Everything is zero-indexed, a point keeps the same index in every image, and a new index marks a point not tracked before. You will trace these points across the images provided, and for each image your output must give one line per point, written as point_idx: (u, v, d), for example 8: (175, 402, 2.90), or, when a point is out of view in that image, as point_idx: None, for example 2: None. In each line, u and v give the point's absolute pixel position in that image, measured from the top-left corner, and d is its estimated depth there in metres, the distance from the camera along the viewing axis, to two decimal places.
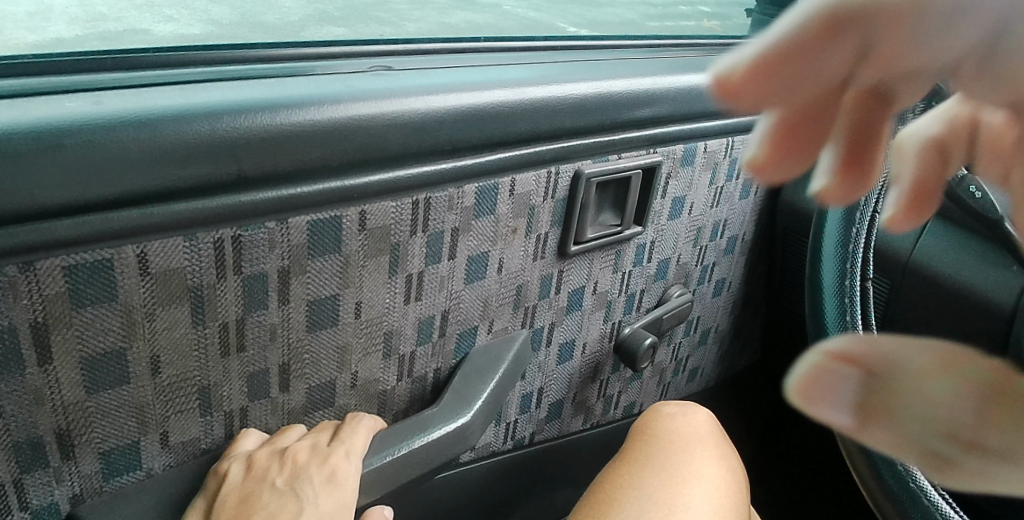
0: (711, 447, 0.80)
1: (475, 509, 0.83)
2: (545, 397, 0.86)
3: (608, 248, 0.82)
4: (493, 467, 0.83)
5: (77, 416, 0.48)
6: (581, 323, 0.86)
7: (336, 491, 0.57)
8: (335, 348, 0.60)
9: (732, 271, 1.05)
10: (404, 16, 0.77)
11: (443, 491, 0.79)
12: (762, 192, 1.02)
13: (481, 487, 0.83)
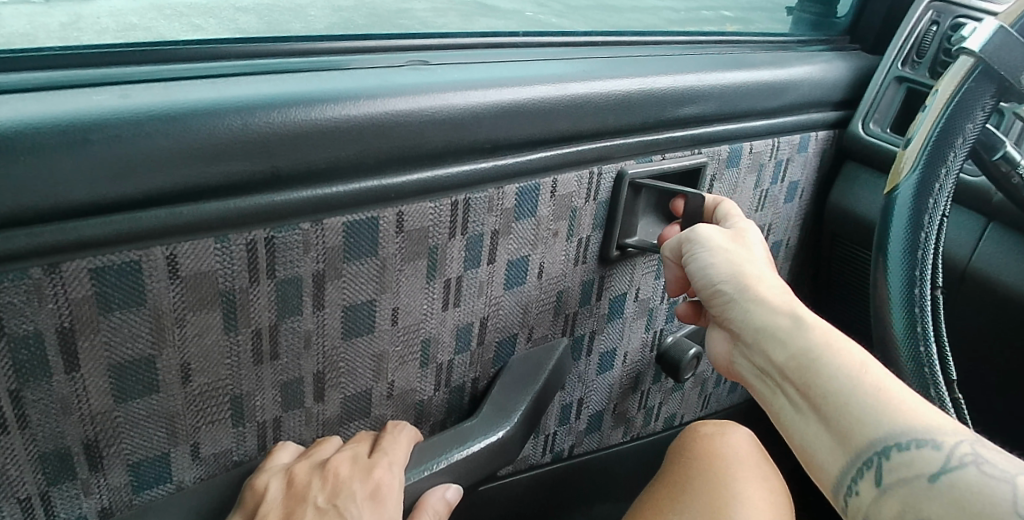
0: (766, 482, 0.75)
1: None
2: (584, 408, 0.83)
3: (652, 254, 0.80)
4: (532, 483, 0.80)
5: (104, 427, 0.46)
6: (623, 331, 0.82)
7: (381, 507, 0.54)
8: (372, 356, 0.57)
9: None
10: (428, 24, 0.68)
11: (480, 506, 0.76)
12: (808, 196, 0.98)
13: (518, 502, 0.80)
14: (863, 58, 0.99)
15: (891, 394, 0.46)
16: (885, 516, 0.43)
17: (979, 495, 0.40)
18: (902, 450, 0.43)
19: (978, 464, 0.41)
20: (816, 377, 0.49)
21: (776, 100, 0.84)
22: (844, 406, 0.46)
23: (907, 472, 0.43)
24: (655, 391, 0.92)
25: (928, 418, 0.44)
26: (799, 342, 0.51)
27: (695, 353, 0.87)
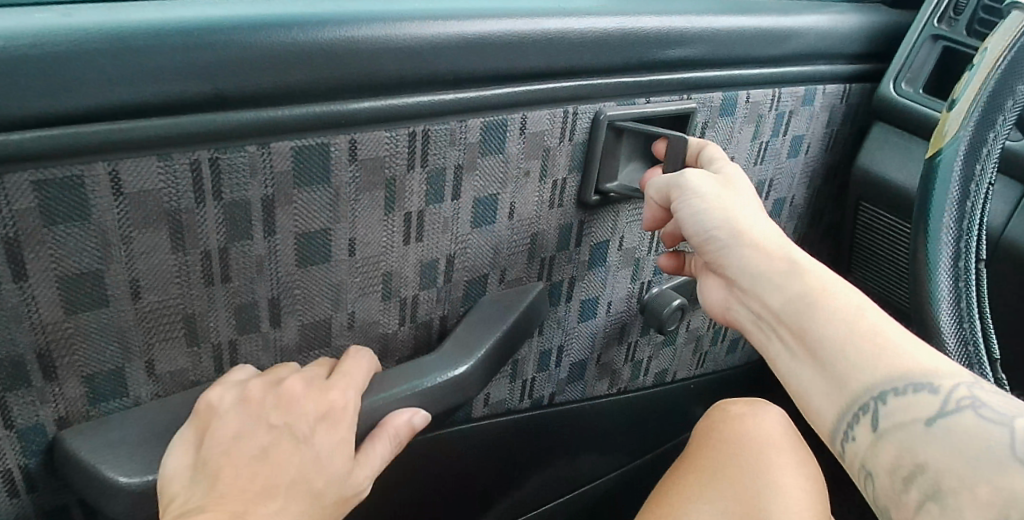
0: (795, 470, 0.73)
1: (487, 465, 0.82)
2: (565, 356, 0.82)
3: (637, 201, 0.79)
4: (509, 428, 0.81)
5: (57, 337, 0.48)
6: (606, 280, 0.82)
7: (335, 428, 0.54)
8: (329, 285, 0.58)
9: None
10: None
11: (455, 447, 0.77)
12: (814, 150, 0.96)
13: (494, 445, 0.81)
14: (879, 7, 0.94)
15: (885, 339, 0.48)
16: (880, 462, 0.45)
17: (975, 438, 0.41)
18: (900, 394, 0.45)
19: (978, 408, 0.43)
20: (816, 323, 0.51)
21: (776, 48, 0.81)
22: (845, 353, 0.48)
23: (906, 416, 0.44)
24: (642, 344, 0.92)
25: (925, 362, 0.46)
26: (801, 289, 0.54)
27: (679, 304, 0.86)
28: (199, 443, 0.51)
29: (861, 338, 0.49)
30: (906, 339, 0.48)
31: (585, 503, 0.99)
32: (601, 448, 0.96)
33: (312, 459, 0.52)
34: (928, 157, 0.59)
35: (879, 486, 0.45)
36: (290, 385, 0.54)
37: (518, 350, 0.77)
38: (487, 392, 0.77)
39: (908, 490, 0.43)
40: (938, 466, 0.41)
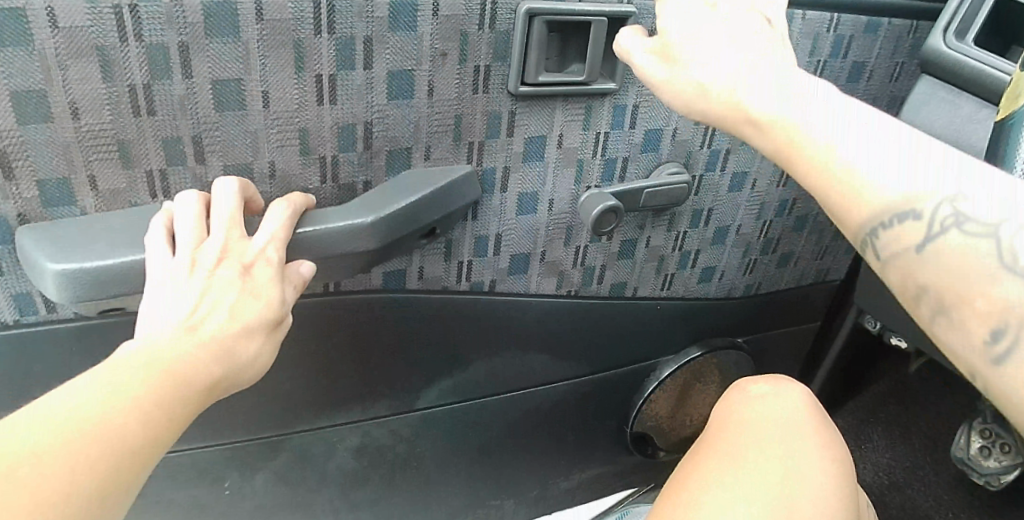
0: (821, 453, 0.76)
1: (429, 338, 0.91)
2: (504, 246, 0.89)
3: (576, 101, 0.84)
4: (447, 306, 0.89)
5: (11, 142, 0.61)
6: (546, 176, 0.87)
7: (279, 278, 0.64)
8: (247, 133, 0.68)
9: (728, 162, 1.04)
10: None
11: (391, 312, 0.86)
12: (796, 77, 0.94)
13: (434, 320, 0.90)
14: None
15: (866, 156, 0.51)
16: (895, 279, 0.50)
17: (967, 252, 0.46)
18: (897, 219, 0.49)
19: (961, 222, 0.46)
20: (800, 151, 0.53)
21: None
22: (839, 179, 0.51)
23: (905, 236, 0.49)
24: (594, 250, 0.97)
25: (911, 181, 0.49)
26: (782, 114, 0.55)
27: (612, 205, 0.89)
28: (164, 278, 0.59)
29: (845, 160, 0.51)
30: (892, 134, 0.51)
31: (536, 398, 1.06)
32: (552, 348, 1.03)
33: (260, 305, 0.61)
34: (1000, 119, 0.59)
35: (894, 294, 0.50)
36: (208, 241, 0.62)
37: (451, 230, 0.85)
38: (421, 266, 0.85)
39: (919, 305, 0.48)
40: (941, 280, 0.47)
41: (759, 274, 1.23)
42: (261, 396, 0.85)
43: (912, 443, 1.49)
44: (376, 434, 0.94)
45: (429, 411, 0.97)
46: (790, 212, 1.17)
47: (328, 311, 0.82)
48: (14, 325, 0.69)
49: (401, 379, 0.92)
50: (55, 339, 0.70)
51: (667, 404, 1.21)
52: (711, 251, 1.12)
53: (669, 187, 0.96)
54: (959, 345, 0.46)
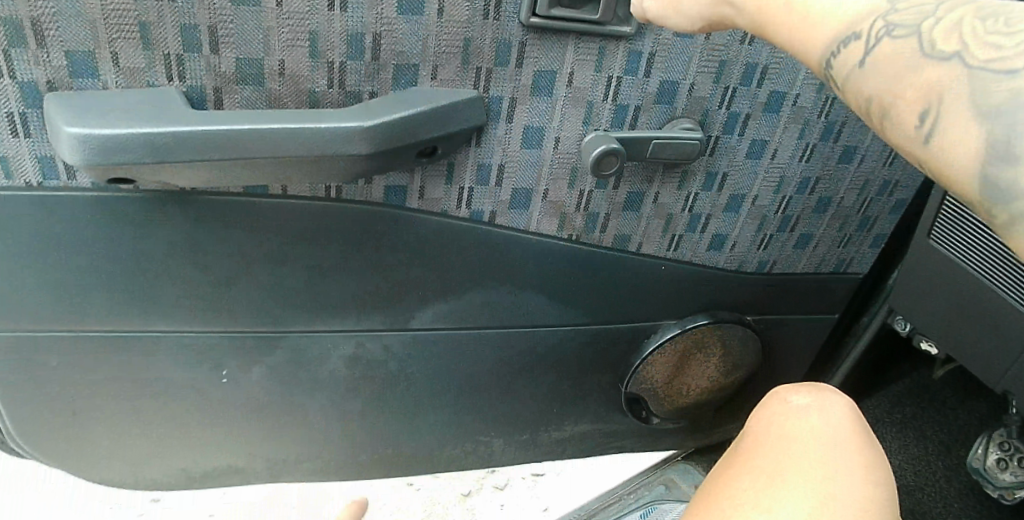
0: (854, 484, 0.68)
1: (425, 259, 0.94)
2: (506, 177, 0.92)
3: (590, 40, 0.86)
4: (443, 230, 0.93)
5: (44, 11, 0.67)
6: (552, 113, 0.89)
7: None
8: (259, 29, 0.72)
9: (747, 127, 1.04)
10: None
11: (389, 230, 0.90)
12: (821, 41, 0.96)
13: (432, 241, 0.93)
14: None
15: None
16: (856, 90, 0.63)
17: (897, 59, 0.60)
18: (850, 39, 0.63)
19: (892, 30, 0.61)
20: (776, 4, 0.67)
21: None
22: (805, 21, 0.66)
23: (859, 52, 0.62)
24: (598, 196, 0.99)
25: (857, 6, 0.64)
26: None
27: (614, 150, 0.91)
28: None
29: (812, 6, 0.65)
30: None
31: (530, 344, 1.09)
32: (549, 293, 1.05)
33: None
34: None
35: (857, 105, 0.64)
36: None
37: (454, 153, 0.89)
38: (422, 185, 0.89)
39: (873, 116, 0.62)
40: (880, 89, 0.61)
41: (774, 253, 1.22)
42: (260, 294, 0.90)
43: (926, 445, 1.50)
44: (368, 347, 0.98)
45: (422, 334, 1.01)
46: (812, 190, 1.15)
47: (327, 218, 0.87)
48: (38, 188, 0.76)
49: (396, 299, 0.96)
50: (73, 203, 0.77)
51: (665, 369, 1.23)
52: (723, 218, 1.12)
53: (681, 142, 0.96)
54: (901, 134, 0.59)
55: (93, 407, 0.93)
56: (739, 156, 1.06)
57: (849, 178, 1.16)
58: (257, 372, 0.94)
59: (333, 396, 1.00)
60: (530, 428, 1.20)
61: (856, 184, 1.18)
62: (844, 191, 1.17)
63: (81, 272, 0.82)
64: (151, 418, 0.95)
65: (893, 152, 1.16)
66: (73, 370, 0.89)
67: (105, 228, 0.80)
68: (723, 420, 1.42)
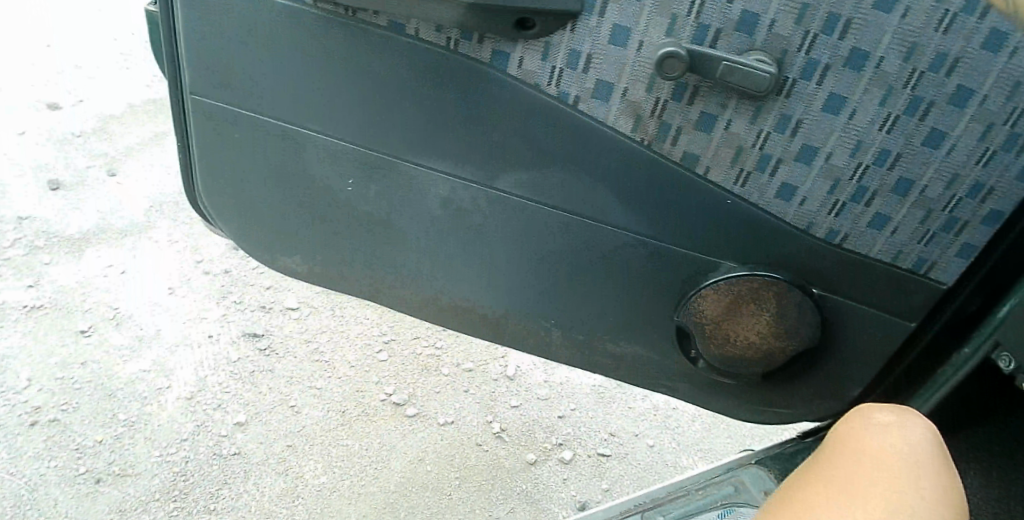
0: None
1: (517, 128, 1.25)
2: (591, 67, 1.18)
3: None
4: (531, 104, 1.22)
5: None
6: (639, 16, 1.12)
7: None
8: None
9: (826, 79, 1.12)
10: None
11: (490, 90, 1.22)
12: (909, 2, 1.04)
13: (526, 112, 1.23)
14: None
15: None
16: None
17: None
18: None
19: None
20: None
21: None
22: None
23: None
24: (673, 108, 1.19)
25: None
26: None
27: (679, 54, 1.11)
28: None
29: None
30: None
31: (589, 234, 1.33)
32: (612, 189, 1.28)
33: None
34: None
35: None
36: None
37: (551, 35, 1.17)
38: (522, 56, 1.20)
39: None
40: None
41: (845, 223, 1.25)
42: (394, 122, 1.29)
43: (975, 453, 1.55)
44: (460, 193, 1.34)
45: (503, 194, 1.32)
46: (892, 165, 1.18)
47: (448, 78, 1.23)
48: None
49: (487, 159, 1.29)
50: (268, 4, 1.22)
51: (717, 308, 1.36)
52: (793, 166, 1.21)
53: (749, 69, 1.10)
54: None
55: (252, 167, 1.42)
56: (815, 109, 1.15)
57: (934, 164, 1.17)
58: (374, 186, 1.38)
59: (427, 225, 1.40)
60: (586, 328, 1.46)
61: (942, 175, 1.18)
62: (927, 178, 1.19)
63: (270, 65, 1.28)
64: (299, 203, 1.44)
65: (990, 152, 1.14)
66: (255, 135, 1.38)
67: (291, 34, 1.24)
68: (779, 390, 1.50)
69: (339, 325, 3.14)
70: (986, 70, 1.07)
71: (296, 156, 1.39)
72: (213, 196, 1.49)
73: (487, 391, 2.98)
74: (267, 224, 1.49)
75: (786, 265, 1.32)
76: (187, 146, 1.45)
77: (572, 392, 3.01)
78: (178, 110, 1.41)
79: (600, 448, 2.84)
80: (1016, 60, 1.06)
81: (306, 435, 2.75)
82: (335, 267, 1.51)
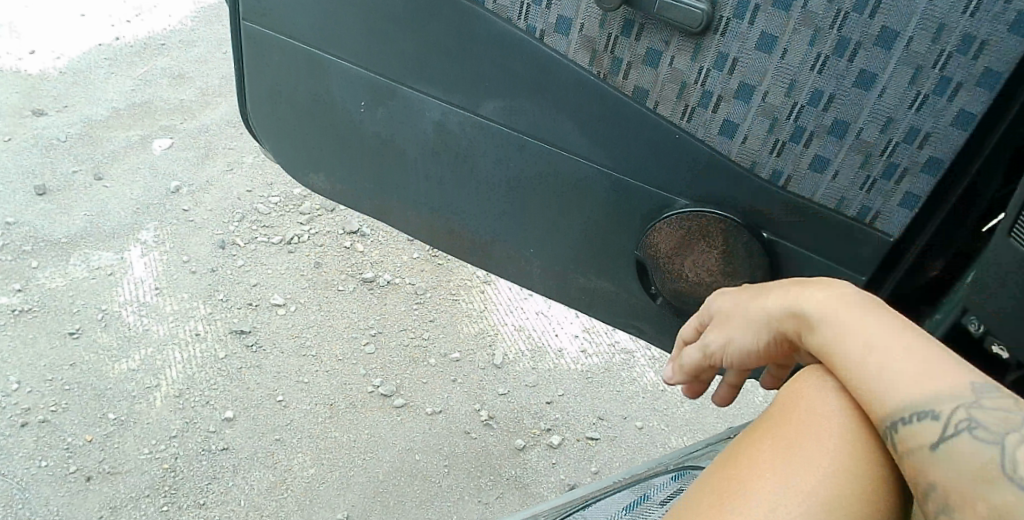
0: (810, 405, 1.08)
1: (495, 55, 1.56)
2: (555, 3, 1.49)
3: None
4: (504, 32, 1.53)
5: None
6: None
7: None
8: None
9: (758, 18, 1.36)
10: None
11: (473, 25, 1.54)
12: None
13: (502, 43, 1.54)
14: None
15: (913, 384, 1.00)
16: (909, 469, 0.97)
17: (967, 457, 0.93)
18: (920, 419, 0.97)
19: (973, 431, 0.94)
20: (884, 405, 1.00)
21: None
22: (888, 395, 1.00)
23: (923, 433, 0.96)
24: (626, 43, 1.48)
25: (935, 399, 0.98)
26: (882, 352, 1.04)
27: None
28: None
29: (911, 384, 1.00)
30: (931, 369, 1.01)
31: (552, 154, 1.64)
32: (571, 114, 1.57)
33: None
34: None
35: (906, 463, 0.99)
36: None
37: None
38: None
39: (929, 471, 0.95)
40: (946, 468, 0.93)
41: (788, 163, 1.49)
42: (353, 35, 1.65)
43: None
44: (451, 118, 1.68)
45: (485, 119, 1.65)
46: (826, 105, 1.40)
47: (442, 14, 1.55)
48: None
49: (471, 86, 1.61)
50: None
51: (671, 239, 1.63)
52: (733, 103, 1.47)
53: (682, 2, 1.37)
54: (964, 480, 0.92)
55: (299, 102, 1.82)
56: (749, 45, 1.39)
57: (869, 105, 1.37)
58: (381, 109, 1.74)
59: (426, 150, 1.76)
60: (565, 249, 1.78)
61: (876, 117, 1.38)
62: (863, 119, 1.39)
63: (315, 7, 1.64)
64: (327, 126, 1.83)
65: (922, 96, 1.34)
66: (244, 39, 1.78)
67: None
68: None
69: (326, 321, 3.08)
70: (909, 12, 1.27)
71: (341, 96, 1.76)
72: (260, 120, 1.90)
73: (476, 380, 2.97)
74: (306, 147, 1.89)
75: (736, 207, 1.57)
76: (241, 71, 1.83)
77: (560, 378, 3.02)
78: (233, 34, 1.78)
79: (588, 432, 2.89)
80: (937, 1, 1.24)
81: (295, 428, 2.75)
82: (357, 188, 1.92)
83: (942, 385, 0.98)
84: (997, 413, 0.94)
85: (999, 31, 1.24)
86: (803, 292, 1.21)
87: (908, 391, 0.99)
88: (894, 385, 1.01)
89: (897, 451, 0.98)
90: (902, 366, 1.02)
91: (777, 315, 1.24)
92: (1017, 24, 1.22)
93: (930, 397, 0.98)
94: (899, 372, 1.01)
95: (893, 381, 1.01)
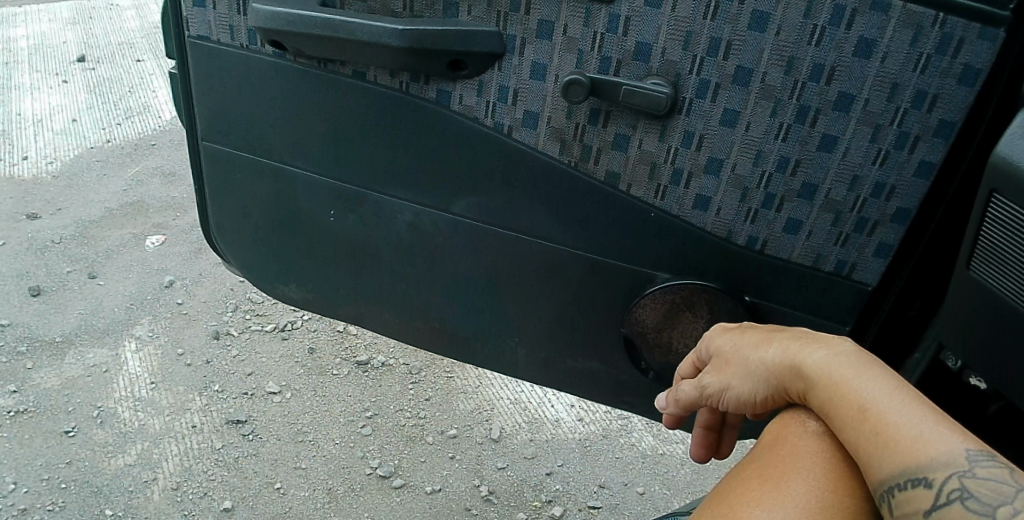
0: (810, 445, 1.24)
1: (463, 149, 1.70)
2: (523, 100, 1.64)
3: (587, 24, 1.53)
4: (470, 128, 1.68)
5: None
6: (552, 53, 1.58)
7: None
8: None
9: (719, 95, 1.50)
10: None
11: (438, 120, 1.69)
12: (773, 27, 1.41)
13: (466, 138, 1.69)
14: None
15: (909, 445, 1.09)
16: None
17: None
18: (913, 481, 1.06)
19: (962, 496, 1.02)
20: (882, 468, 1.10)
21: None
22: (880, 455, 1.11)
23: (914, 496, 1.05)
24: (592, 132, 1.62)
25: (926, 461, 1.06)
26: (874, 417, 1.14)
27: (577, 79, 1.55)
28: None
29: (904, 447, 1.09)
30: (926, 432, 1.09)
31: (524, 240, 1.75)
32: (547, 203, 1.70)
33: None
34: None
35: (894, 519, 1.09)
36: None
37: (483, 74, 1.65)
38: (461, 93, 1.67)
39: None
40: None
41: (762, 228, 1.60)
42: (318, 148, 1.80)
43: None
44: (423, 219, 1.81)
45: (458, 216, 1.78)
46: (793, 171, 1.52)
47: (399, 116, 1.70)
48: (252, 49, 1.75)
49: (441, 184, 1.75)
50: (263, 71, 1.76)
51: (655, 316, 1.72)
52: (703, 178, 1.59)
53: (644, 88, 1.51)
54: None
55: (264, 215, 1.96)
56: (710, 120, 1.53)
57: (835, 166, 1.49)
58: (350, 215, 1.87)
59: (393, 248, 1.88)
60: (558, 342, 1.87)
61: (842, 177, 1.50)
62: (829, 181, 1.51)
63: (273, 121, 1.81)
64: (296, 237, 1.96)
65: (884, 151, 1.46)
66: (210, 157, 1.93)
67: (264, 83, 1.77)
68: None
69: (322, 406, 3.08)
70: (862, 77, 1.40)
71: (307, 204, 1.89)
72: (227, 238, 2.05)
73: (474, 455, 2.96)
74: (276, 259, 2.04)
75: (716, 275, 1.67)
76: (206, 186, 1.99)
77: (557, 449, 3.01)
78: (195, 153, 1.96)
79: (590, 500, 2.83)
80: (888, 63, 1.38)
81: (293, 514, 2.69)
82: (327, 293, 2.03)
83: (936, 451, 1.07)
84: (989, 483, 1.02)
85: (948, 85, 1.37)
86: (804, 348, 1.30)
87: (903, 453, 1.08)
88: (887, 445, 1.11)
89: (893, 511, 1.08)
90: (899, 428, 1.11)
91: (778, 366, 1.33)
92: (965, 77, 1.36)
93: (922, 457, 1.07)
94: (893, 436, 1.11)
95: (887, 445, 1.11)
